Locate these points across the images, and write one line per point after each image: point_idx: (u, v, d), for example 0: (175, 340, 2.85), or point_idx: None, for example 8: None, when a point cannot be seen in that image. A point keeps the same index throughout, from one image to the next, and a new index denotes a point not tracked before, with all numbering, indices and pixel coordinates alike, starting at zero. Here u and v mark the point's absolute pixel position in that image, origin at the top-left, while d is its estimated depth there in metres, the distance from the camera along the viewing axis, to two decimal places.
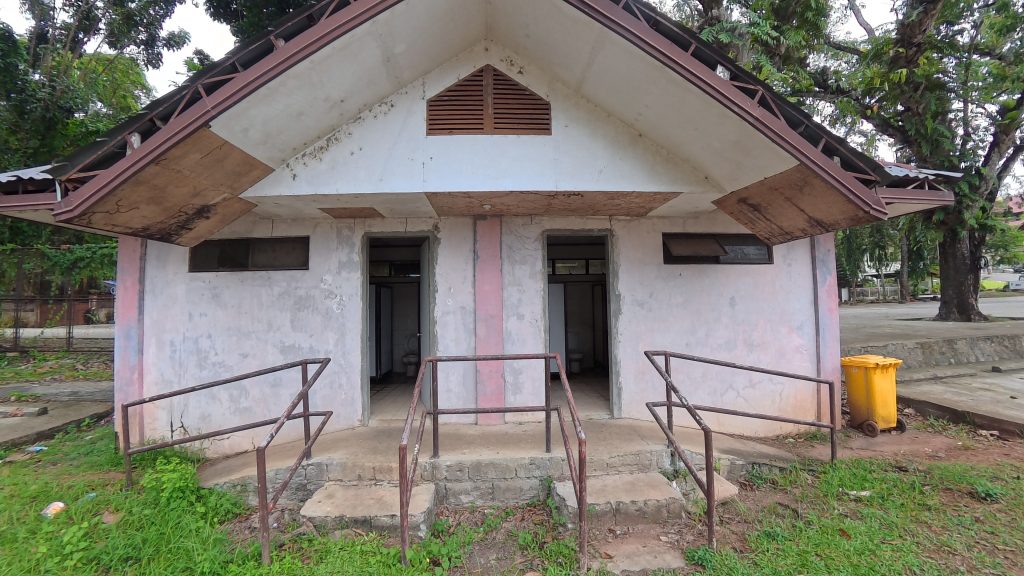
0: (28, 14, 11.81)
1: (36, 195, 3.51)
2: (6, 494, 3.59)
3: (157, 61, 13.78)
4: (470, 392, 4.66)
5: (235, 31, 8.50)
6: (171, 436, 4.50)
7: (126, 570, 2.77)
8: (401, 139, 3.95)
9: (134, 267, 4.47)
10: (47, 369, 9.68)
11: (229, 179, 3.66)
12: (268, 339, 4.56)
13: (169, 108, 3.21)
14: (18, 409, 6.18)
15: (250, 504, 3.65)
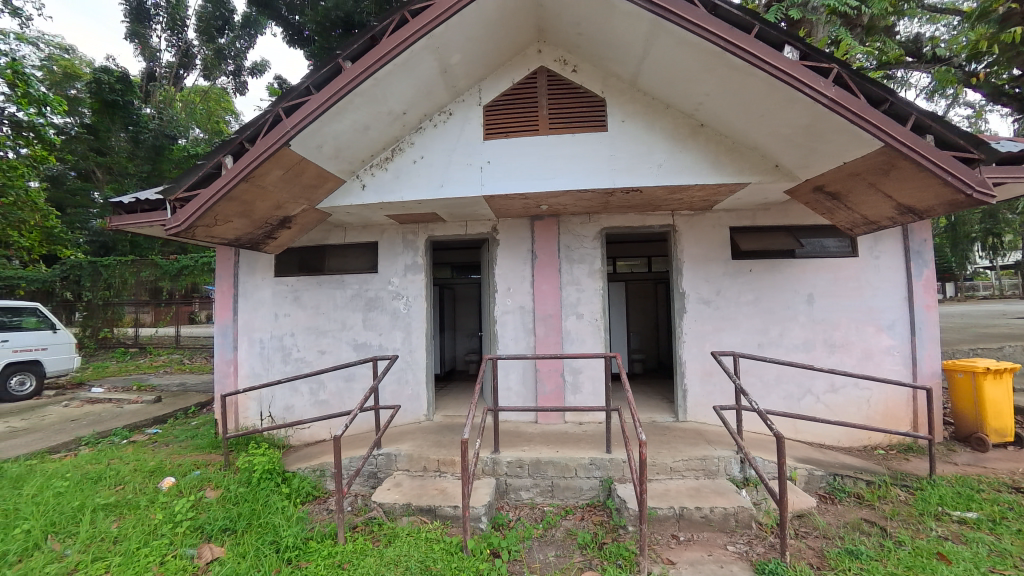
0: (142, 58, 14.51)
1: (148, 213, 4.05)
2: (130, 468, 4.21)
3: (241, 88, 16.26)
4: (530, 391, 4.73)
5: (308, 56, 9.36)
6: (261, 424, 5.01)
7: (224, 539, 3.14)
8: (459, 145, 4.11)
9: (230, 274, 5.05)
10: (161, 363, 11.18)
11: (306, 192, 4.01)
12: (342, 338, 4.93)
13: (254, 131, 3.59)
14: (138, 397, 7.21)
15: (327, 488, 3.97)
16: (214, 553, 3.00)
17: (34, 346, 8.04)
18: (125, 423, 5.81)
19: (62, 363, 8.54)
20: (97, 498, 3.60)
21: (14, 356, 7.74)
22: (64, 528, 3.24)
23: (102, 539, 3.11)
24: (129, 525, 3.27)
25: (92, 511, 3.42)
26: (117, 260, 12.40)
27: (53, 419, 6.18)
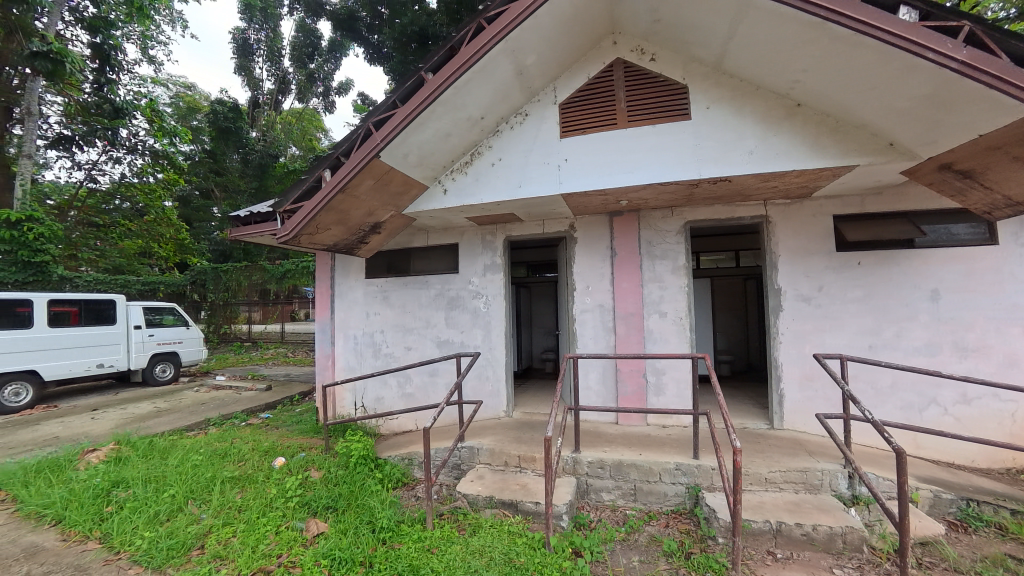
0: (249, 88, 17.07)
1: (260, 224, 4.57)
2: (250, 447, 4.79)
3: (330, 106, 18.38)
4: (610, 391, 4.65)
5: (389, 72, 10.07)
6: (355, 413, 5.44)
7: (328, 515, 3.45)
8: (536, 145, 4.15)
9: (327, 276, 5.55)
10: (269, 356, 12.67)
11: (393, 199, 4.30)
12: (427, 335, 5.20)
13: (348, 146, 3.92)
14: (253, 385, 8.22)
15: (416, 476, 4.21)
16: (320, 526, 3.31)
17: (173, 339, 9.52)
18: (244, 407, 6.65)
19: (194, 354, 10.01)
20: (224, 472, 4.14)
21: (159, 347, 9.22)
22: (200, 494, 3.78)
23: (229, 506, 3.58)
24: (250, 496, 3.72)
25: (221, 482, 3.95)
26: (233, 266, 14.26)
27: (189, 402, 7.26)
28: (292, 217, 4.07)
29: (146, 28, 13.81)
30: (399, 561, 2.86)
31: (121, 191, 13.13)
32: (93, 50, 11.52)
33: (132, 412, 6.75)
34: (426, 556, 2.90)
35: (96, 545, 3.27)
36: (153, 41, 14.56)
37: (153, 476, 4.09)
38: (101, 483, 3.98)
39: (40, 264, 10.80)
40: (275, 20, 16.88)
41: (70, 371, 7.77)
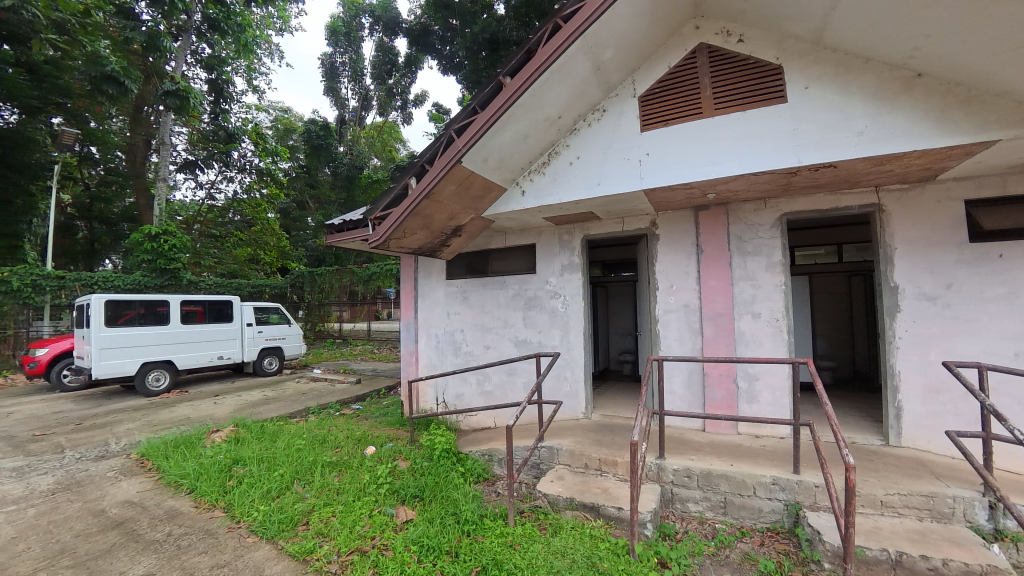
0: (337, 108, 19.07)
1: (353, 231, 4.96)
2: (345, 435, 5.22)
3: (408, 118, 19.78)
4: (697, 396, 4.43)
5: (463, 81, 10.51)
6: (436, 408, 5.70)
7: (415, 504, 3.64)
8: (615, 141, 4.08)
9: (411, 278, 5.89)
10: (358, 352, 13.73)
11: (474, 202, 4.46)
12: (505, 334, 5.31)
13: (432, 153, 4.13)
14: (345, 378, 8.96)
15: (495, 473, 4.30)
16: (408, 514, 3.50)
17: (277, 336, 10.68)
18: (338, 399, 7.26)
19: (294, 349, 11.15)
20: (324, 456, 4.55)
21: (267, 342, 10.40)
22: (304, 475, 4.17)
23: (329, 488, 3.91)
24: (346, 481, 4.04)
25: (321, 466, 4.34)
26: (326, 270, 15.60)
27: (292, 392, 8.09)
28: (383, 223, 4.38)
29: (251, 62, 15.70)
30: (484, 554, 2.93)
31: (234, 207, 15.58)
32: (211, 85, 13.25)
33: (246, 399, 7.67)
34: (508, 552, 2.93)
35: (222, 513, 3.74)
36: (257, 73, 16.52)
37: (265, 456, 4.60)
38: (224, 459, 4.55)
39: (174, 270, 12.68)
40: (358, 43, 18.40)
41: (198, 362, 9.02)
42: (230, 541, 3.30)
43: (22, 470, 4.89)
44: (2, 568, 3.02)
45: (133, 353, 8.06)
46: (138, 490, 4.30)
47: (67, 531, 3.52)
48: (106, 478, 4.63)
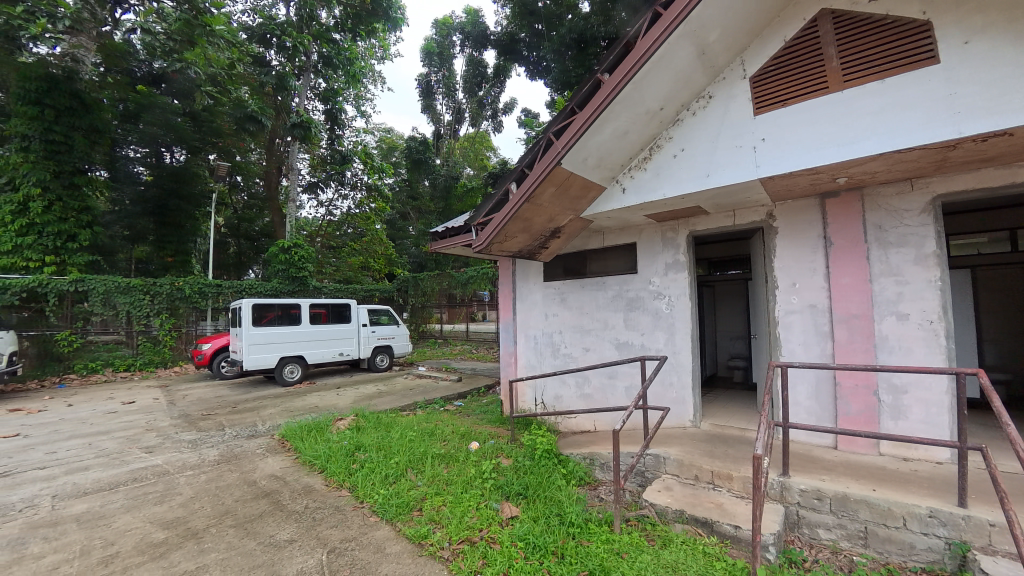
0: (433, 123, 20.52)
1: (457, 236, 5.30)
2: (450, 429, 5.58)
3: (498, 126, 20.74)
4: (826, 409, 3.93)
5: (552, 84, 10.60)
6: (535, 408, 5.88)
7: (519, 501, 3.75)
8: (724, 129, 3.81)
9: (510, 281, 6.18)
10: (457, 352, 14.52)
11: (573, 203, 4.51)
12: (605, 337, 5.28)
13: (531, 157, 4.25)
14: (448, 376, 9.55)
15: (597, 477, 4.25)
16: (513, 510, 3.61)
17: (387, 335, 11.74)
18: (442, 395, 7.77)
19: (402, 348, 12.17)
20: (432, 448, 4.90)
21: (379, 341, 11.50)
22: (417, 464, 4.53)
23: (439, 479, 4.20)
24: (454, 473, 4.31)
25: (431, 457, 4.67)
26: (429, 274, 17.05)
27: (401, 387, 8.83)
28: (485, 227, 4.62)
29: (359, 90, 17.54)
30: (590, 559, 2.90)
31: (348, 220, 18.24)
32: (327, 114, 15.01)
33: (363, 392, 8.57)
34: (616, 560, 2.87)
35: (348, 492, 4.21)
36: (364, 99, 18.42)
37: (382, 444, 5.09)
38: (349, 445, 5.12)
39: (302, 278, 14.62)
40: (450, 60, 19.65)
41: (323, 357, 10.29)
42: (356, 518, 3.70)
43: (198, 443, 6.02)
44: (186, 521, 3.74)
45: (274, 349, 9.46)
46: (281, 466, 5.03)
47: (230, 495, 4.24)
48: (257, 454, 5.49)
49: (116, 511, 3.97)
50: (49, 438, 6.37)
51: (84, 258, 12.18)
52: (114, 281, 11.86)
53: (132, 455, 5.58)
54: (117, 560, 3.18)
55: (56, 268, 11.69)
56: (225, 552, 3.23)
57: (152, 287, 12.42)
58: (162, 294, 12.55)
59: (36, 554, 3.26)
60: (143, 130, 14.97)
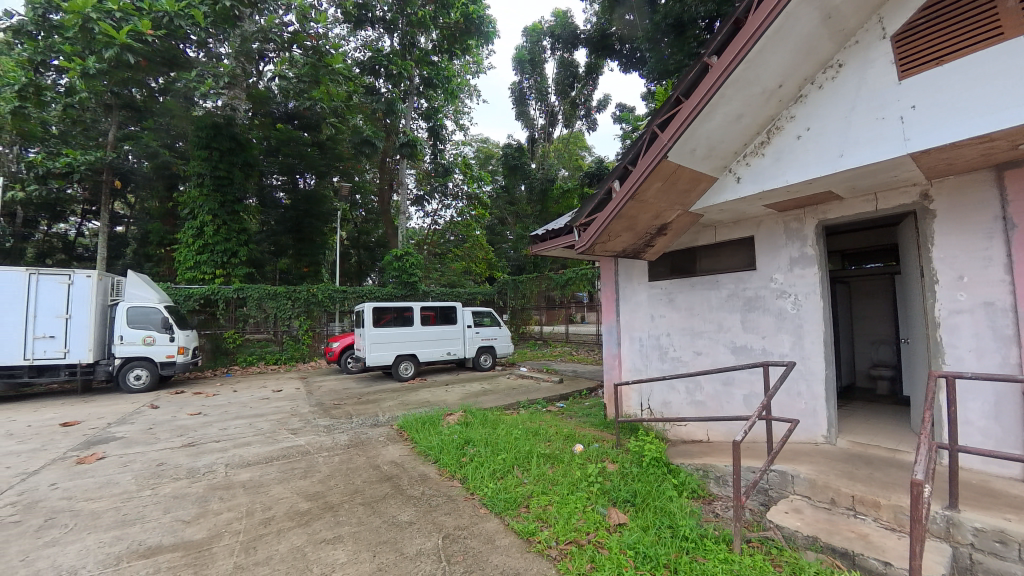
0: (527, 128, 21.05)
1: (557, 238, 5.41)
2: (555, 430, 5.71)
3: (592, 125, 20.60)
4: (1012, 432, 3.18)
5: (648, 74, 10.19)
6: (641, 413, 5.80)
7: (627, 508, 3.68)
8: (860, 100, 3.33)
9: (612, 281, 6.14)
10: (557, 354, 14.61)
11: (681, 197, 4.34)
12: (719, 339, 4.97)
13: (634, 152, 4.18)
14: (549, 377, 9.69)
15: (712, 492, 4.01)
16: (620, 517, 3.55)
17: (490, 336, 12.28)
18: (544, 396, 7.91)
19: (504, 348, 12.63)
20: (537, 447, 5.04)
21: (483, 341, 12.08)
22: (522, 462, 4.69)
23: (544, 478, 4.29)
24: (559, 473, 4.38)
25: (536, 457, 4.79)
26: (528, 277, 17.51)
27: (505, 386, 9.19)
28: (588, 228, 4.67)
29: (457, 106, 18.72)
30: None
31: (451, 228, 19.62)
32: (430, 131, 16.20)
33: (470, 389, 9.10)
34: None
35: (459, 483, 4.51)
36: (463, 114, 19.64)
37: (489, 440, 5.35)
38: (458, 439, 5.49)
39: (413, 283, 15.99)
40: (541, 65, 20.01)
41: (433, 356, 11.15)
42: (467, 508, 3.96)
43: (332, 428, 6.95)
44: (324, 495, 4.36)
45: (390, 348, 10.51)
46: (400, 454, 5.58)
47: (359, 476, 4.83)
48: (380, 441, 6.16)
49: (271, 481, 4.78)
50: (221, 417, 7.87)
51: (243, 270, 14.84)
52: (265, 288, 14.18)
53: (283, 434, 6.66)
54: (274, 522, 3.82)
55: (224, 279, 14.48)
56: (356, 526, 3.68)
57: (295, 293, 14.62)
58: (301, 299, 14.70)
59: (216, 510, 4.08)
60: (283, 161, 17.86)
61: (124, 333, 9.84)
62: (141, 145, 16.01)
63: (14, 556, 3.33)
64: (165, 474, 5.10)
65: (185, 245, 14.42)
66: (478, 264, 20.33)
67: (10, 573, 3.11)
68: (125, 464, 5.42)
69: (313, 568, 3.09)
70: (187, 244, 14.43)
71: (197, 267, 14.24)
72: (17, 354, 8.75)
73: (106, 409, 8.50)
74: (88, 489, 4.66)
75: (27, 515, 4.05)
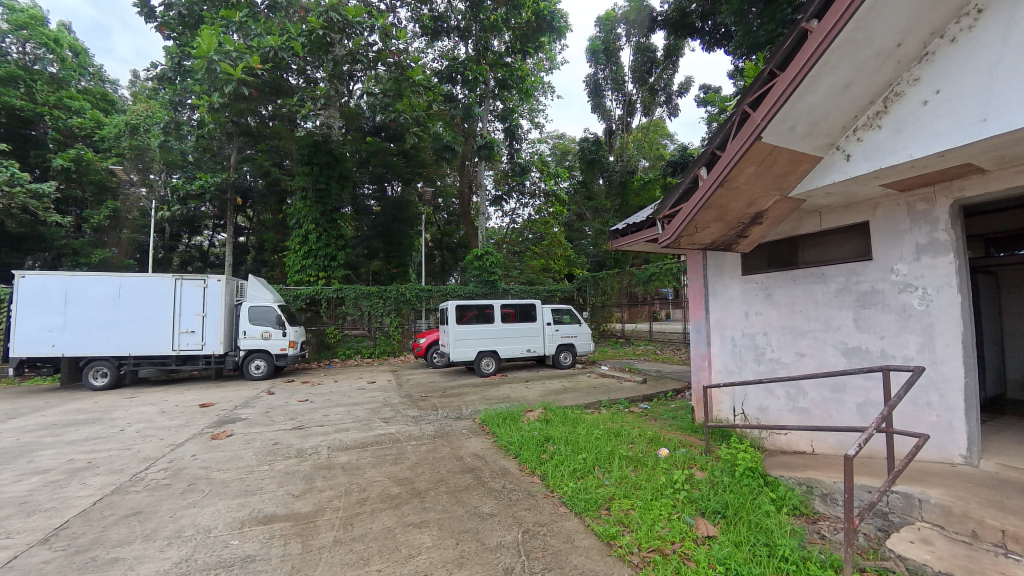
0: (603, 120, 20.51)
1: (639, 232, 5.30)
2: (638, 433, 5.55)
3: (674, 111, 19.53)
4: None
5: (735, 49, 9.31)
6: (734, 419, 5.37)
7: (717, 520, 3.46)
8: (1009, 50, 2.74)
9: (700, 275, 5.74)
10: (641, 353, 14.07)
11: (778, 182, 4.00)
12: (826, 339, 4.44)
13: (723, 136, 3.99)
14: (632, 377, 9.37)
15: (817, 510, 3.59)
16: (710, 529, 3.33)
17: (570, 334, 12.18)
18: (626, 396, 7.69)
19: (584, 346, 12.43)
20: (620, 449, 4.92)
21: (563, 339, 12.02)
22: (604, 463, 4.58)
23: (626, 481, 4.16)
24: (642, 477, 4.22)
25: (618, 458, 4.66)
26: (608, 273, 17.07)
27: (585, 384, 9.06)
28: (673, 219, 4.54)
29: (531, 105, 18.86)
30: None
31: (529, 226, 20.01)
32: (506, 131, 16.49)
33: (550, 387, 9.13)
34: None
35: (539, 479, 4.54)
36: (537, 112, 19.78)
37: (570, 438, 5.31)
38: (539, 436, 5.53)
39: (493, 281, 16.43)
40: (616, 53, 19.36)
41: (513, 352, 11.36)
42: (547, 505, 3.97)
43: (420, 418, 7.40)
44: (413, 482, 4.65)
45: (472, 344, 10.93)
46: (483, 447, 5.77)
47: (444, 466, 5.08)
48: (463, 434, 6.42)
49: (366, 465, 5.23)
50: (325, 404, 8.78)
51: (341, 272, 16.39)
52: (361, 288, 15.52)
53: (377, 422, 7.26)
54: (368, 502, 4.17)
55: (326, 281, 16.12)
56: (441, 514, 3.87)
57: (387, 292, 15.82)
58: (391, 298, 15.85)
59: (320, 488, 4.56)
60: (373, 171, 19.49)
61: (248, 328, 11.39)
62: (258, 165, 18.44)
63: (167, 513, 4.02)
64: (279, 452, 5.82)
65: (293, 251, 16.31)
66: (556, 261, 20.33)
67: (164, 526, 3.77)
68: (249, 442, 6.30)
69: (402, 549, 3.32)
70: (296, 251, 16.30)
71: (304, 270, 16.06)
72: (167, 345, 10.51)
73: (235, 394, 9.93)
74: (220, 460, 5.49)
75: (176, 479, 4.88)
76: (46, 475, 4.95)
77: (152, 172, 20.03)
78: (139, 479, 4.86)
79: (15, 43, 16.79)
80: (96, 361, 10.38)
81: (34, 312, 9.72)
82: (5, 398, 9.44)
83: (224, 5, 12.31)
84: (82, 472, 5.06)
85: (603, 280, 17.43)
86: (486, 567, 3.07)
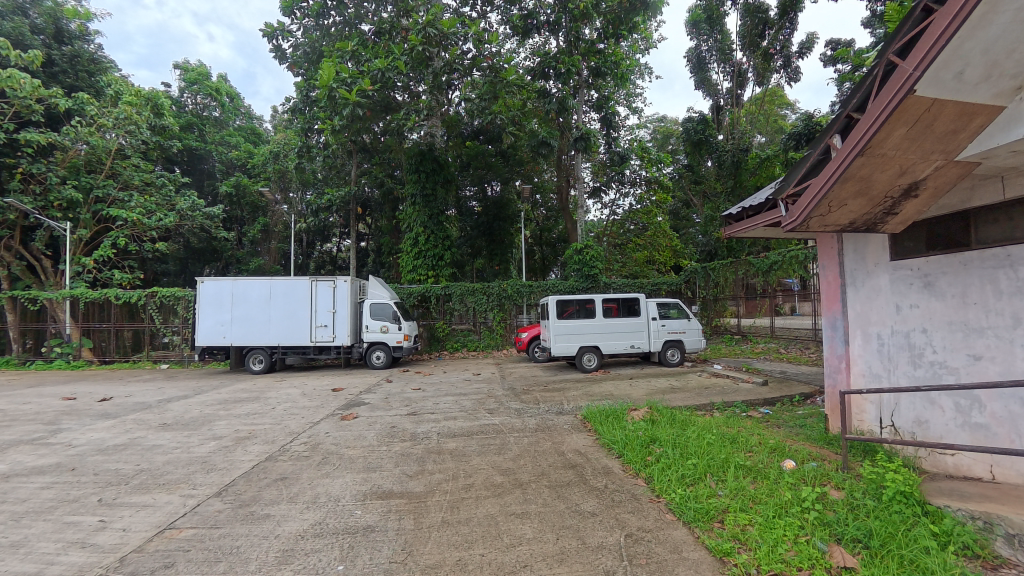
0: (709, 96, 18.66)
1: (756, 216, 4.74)
2: (758, 441, 4.95)
3: (795, 75, 17.05)
4: None
5: None
6: (881, 432, 4.49)
7: (857, 550, 2.94)
8: None
9: (835, 262, 4.91)
10: (762, 352, 12.55)
11: (943, 143, 3.22)
12: (1015, 338, 3.51)
13: (863, 95, 3.36)
14: (751, 378, 8.44)
15: (999, 553, 2.86)
16: (847, 559, 2.84)
17: (678, 329, 11.38)
18: (743, 399, 6.94)
19: (695, 343, 11.51)
20: (734, 458, 4.43)
21: (669, 334, 11.29)
22: (717, 472, 4.18)
23: (743, 493, 3.75)
24: (762, 491, 3.76)
25: (734, 467, 4.23)
26: (721, 263, 15.63)
27: (695, 384, 8.39)
28: (798, 199, 3.95)
29: (628, 90, 18.01)
30: None
31: (630, 217, 19.23)
32: (602, 120, 16.01)
33: (656, 385, 8.65)
34: None
35: (645, 483, 4.32)
36: (635, 97, 18.88)
37: (678, 442, 4.97)
38: (644, 436, 5.27)
39: (594, 275, 16.11)
40: (722, 21, 17.59)
41: (615, 348, 11.03)
42: (652, 510, 3.76)
43: (523, 411, 7.59)
44: (514, 472, 4.80)
45: (574, 339, 10.91)
46: (585, 443, 5.69)
47: (545, 460, 5.14)
48: (565, 429, 6.43)
49: (473, 453, 5.52)
50: (435, 393, 9.49)
51: (447, 271, 17.47)
52: (465, 286, 16.45)
53: (482, 413, 7.62)
54: (473, 489, 4.40)
55: (434, 279, 17.37)
56: (542, 507, 3.92)
57: (488, 289, 16.52)
58: (494, 294, 16.51)
59: (431, 471, 4.94)
60: (475, 174, 20.44)
61: (370, 323, 12.85)
62: (375, 177, 20.69)
63: (307, 480, 4.73)
64: (396, 435, 6.45)
65: (406, 252, 17.84)
66: (661, 253, 19.22)
67: (304, 491, 4.43)
68: (372, 424, 7.09)
69: (504, 538, 3.42)
70: (408, 251, 17.81)
71: (416, 269, 17.49)
72: (307, 337, 12.34)
73: (361, 381, 11.21)
74: (349, 438, 6.28)
75: (314, 452, 5.72)
76: (222, 441, 6.16)
77: (293, 190, 23.58)
78: (287, 450, 5.78)
79: (191, 96, 21.15)
80: (256, 350, 12.60)
81: (212, 310, 12.19)
82: (195, 378, 11.98)
83: (339, 38, 14.05)
84: (246, 440, 6.19)
85: (716, 271, 15.95)
86: (588, 566, 3.03)
